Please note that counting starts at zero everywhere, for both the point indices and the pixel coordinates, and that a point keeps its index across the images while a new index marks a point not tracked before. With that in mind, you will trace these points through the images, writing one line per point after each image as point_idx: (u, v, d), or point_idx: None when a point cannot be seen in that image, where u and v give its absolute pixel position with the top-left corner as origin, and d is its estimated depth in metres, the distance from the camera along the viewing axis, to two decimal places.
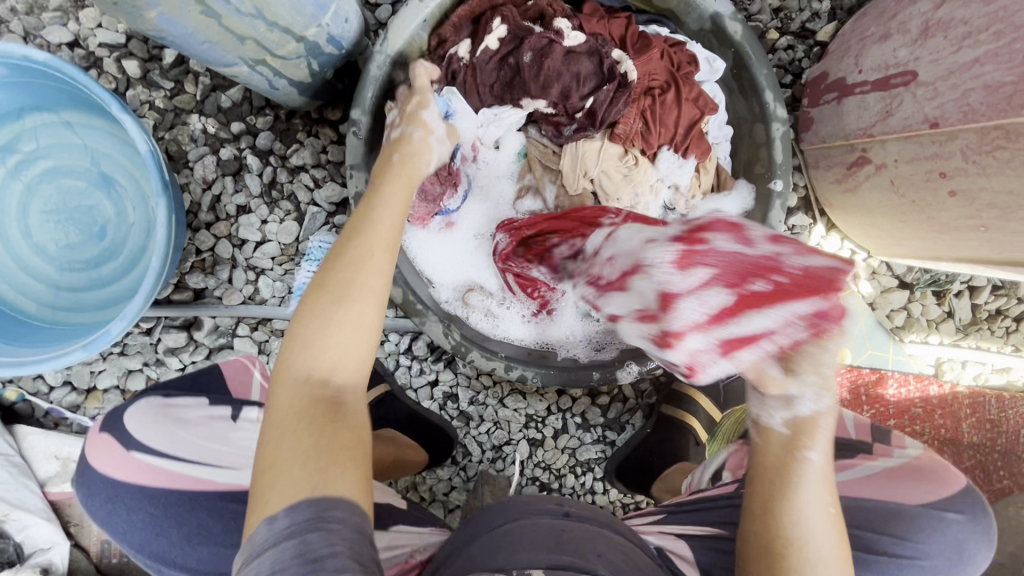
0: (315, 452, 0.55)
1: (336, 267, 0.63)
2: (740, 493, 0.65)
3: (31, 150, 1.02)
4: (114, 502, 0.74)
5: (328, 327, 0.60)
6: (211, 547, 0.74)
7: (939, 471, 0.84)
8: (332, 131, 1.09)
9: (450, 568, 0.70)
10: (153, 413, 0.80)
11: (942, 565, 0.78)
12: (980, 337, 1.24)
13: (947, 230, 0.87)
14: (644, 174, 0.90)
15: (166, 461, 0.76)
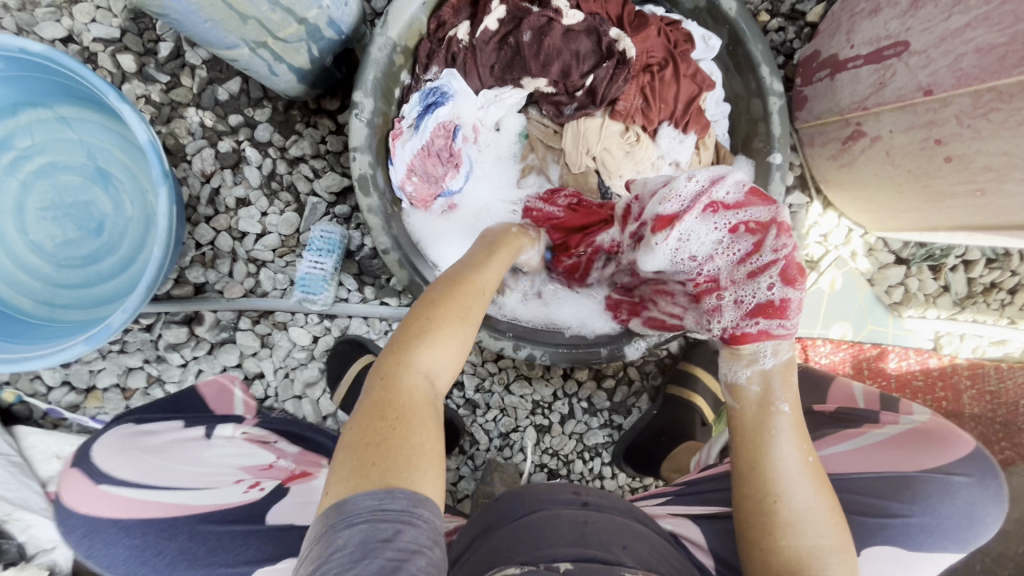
0: (394, 444, 0.51)
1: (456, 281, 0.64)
2: (754, 484, 0.67)
3: (25, 147, 1.01)
4: (88, 540, 0.64)
5: (446, 342, 0.58)
6: (206, 569, 0.64)
7: (946, 434, 0.77)
8: (330, 121, 1.09)
9: (471, 561, 0.70)
10: (119, 442, 0.74)
11: (949, 530, 0.71)
12: (976, 310, 1.26)
13: (944, 197, 0.89)
14: (645, 151, 0.91)
15: (138, 491, 0.68)
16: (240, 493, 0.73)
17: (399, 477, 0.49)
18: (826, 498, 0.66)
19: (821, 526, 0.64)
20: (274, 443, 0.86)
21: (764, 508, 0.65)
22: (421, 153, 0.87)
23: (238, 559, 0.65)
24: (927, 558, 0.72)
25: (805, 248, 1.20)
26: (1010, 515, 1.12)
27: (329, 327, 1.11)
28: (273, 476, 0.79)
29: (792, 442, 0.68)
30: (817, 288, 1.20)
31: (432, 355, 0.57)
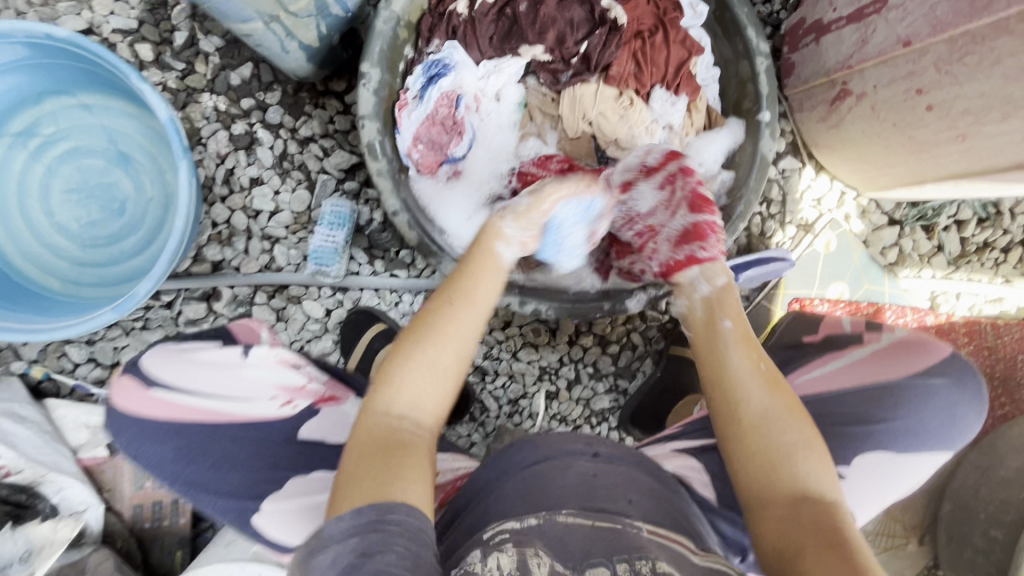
0: (381, 467, 0.60)
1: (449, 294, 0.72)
2: (721, 398, 0.73)
3: (51, 133, 1.07)
4: (139, 439, 0.76)
5: (427, 352, 0.68)
6: (239, 472, 0.75)
7: (920, 344, 0.89)
8: (338, 102, 1.14)
9: (482, 506, 0.73)
10: (169, 355, 0.81)
11: (935, 429, 0.83)
12: (970, 269, 1.29)
13: (928, 148, 0.93)
14: (639, 114, 0.96)
15: (185, 398, 0.77)
16: (274, 408, 0.79)
17: (384, 492, 0.57)
18: (784, 396, 0.72)
19: (788, 424, 0.69)
20: (303, 367, 0.85)
21: (729, 416, 0.72)
22: (426, 121, 0.93)
23: (270, 468, 0.75)
24: (917, 457, 0.83)
25: (799, 212, 1.23)
26: (1010, 463, 1.14)
27: (341, 300, 1.16)
28: (306, 396, 0.82)
29: (742, 352, 0.76)
30: (813, 250, 1.24)
31: (394, 397, 0.66)
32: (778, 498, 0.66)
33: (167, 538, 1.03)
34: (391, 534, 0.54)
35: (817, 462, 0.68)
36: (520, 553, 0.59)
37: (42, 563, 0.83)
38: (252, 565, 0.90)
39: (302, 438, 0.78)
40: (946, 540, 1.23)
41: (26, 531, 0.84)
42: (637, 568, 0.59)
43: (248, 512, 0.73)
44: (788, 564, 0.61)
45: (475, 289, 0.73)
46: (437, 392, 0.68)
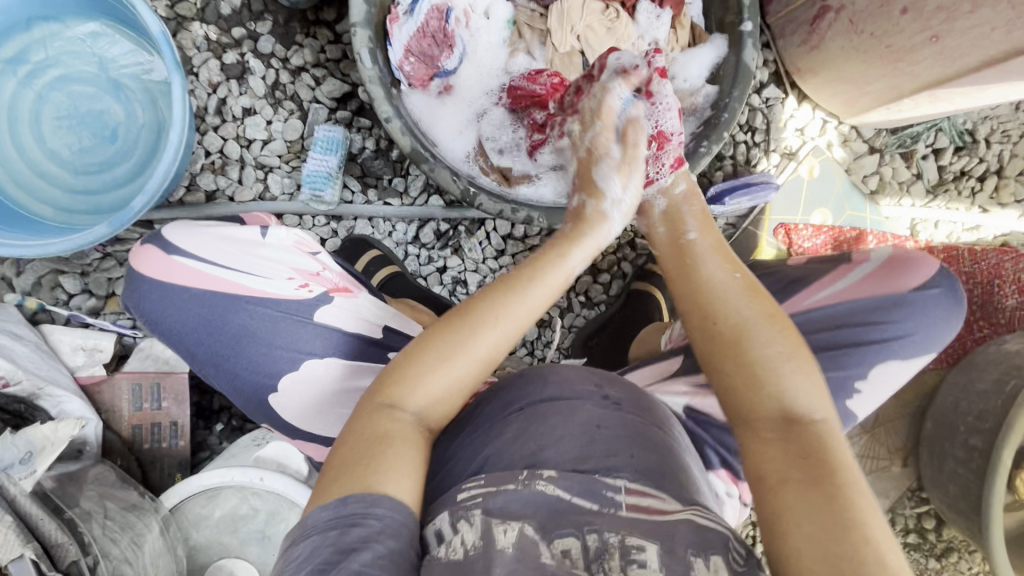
0: (374, 459, 0.60)
1: (474, 304, 0.67)
2: (698, 317, 0.73)
3: (41, 60, 1.07)
4: (164, 305, 0.76)
5: (465, 346, 0.65)
6: (262, 348, 0.76)
7: (915, 257, 0.91)
8: (329, 31, 1.15)
9: (476, 442, 0.70)
10: (193, 228, 0.79)
11: (933, 328, 0.89)
12: (948, 197, 1.33)
13: (904, 56, 0.96)
14: (625, 28, 0.99)
15: (209, 268, 0.76)
16: (291, 289, 0.77)
17: (371, 485, 0.58)
18: (762, 305, 0.72)
19: (765, 334, 0.69)
20: (319, 254, 0.82)
21: (706, 328, 0.72)
22: (417, 34, 0.93)
23: (290, 349, 0.77)
24: (915, 362, 0.90)
25: (783, 140, 1.26)
26: (988, 376, 1.18)
27: (336, 229, 1.17)
28: (322, 283, 0.80)
29: (716, 263, 0.77)
30: (797, 176, 1.27)
31: (409, 395, 0.64)
32: (766, 418, 0.65)
33: (167, 460, 1.03)
34: (365, 524, 0.55)
35: (809, 385, 0.66)
36: (483, 522, 0.58)
37: (45, 461, 0.81)
38: (253, 470, 0.89)
39: (317, 319, 0.78)
40: (928, 457, 1.26)
41: (26, 434, 0.82)
42: (606, 538, 0.58)
43: (265, 391, 0.78)
44: (768, 479, 0.61)
45: (527, 307, 0.68)
46: (453, 402, 0.66)
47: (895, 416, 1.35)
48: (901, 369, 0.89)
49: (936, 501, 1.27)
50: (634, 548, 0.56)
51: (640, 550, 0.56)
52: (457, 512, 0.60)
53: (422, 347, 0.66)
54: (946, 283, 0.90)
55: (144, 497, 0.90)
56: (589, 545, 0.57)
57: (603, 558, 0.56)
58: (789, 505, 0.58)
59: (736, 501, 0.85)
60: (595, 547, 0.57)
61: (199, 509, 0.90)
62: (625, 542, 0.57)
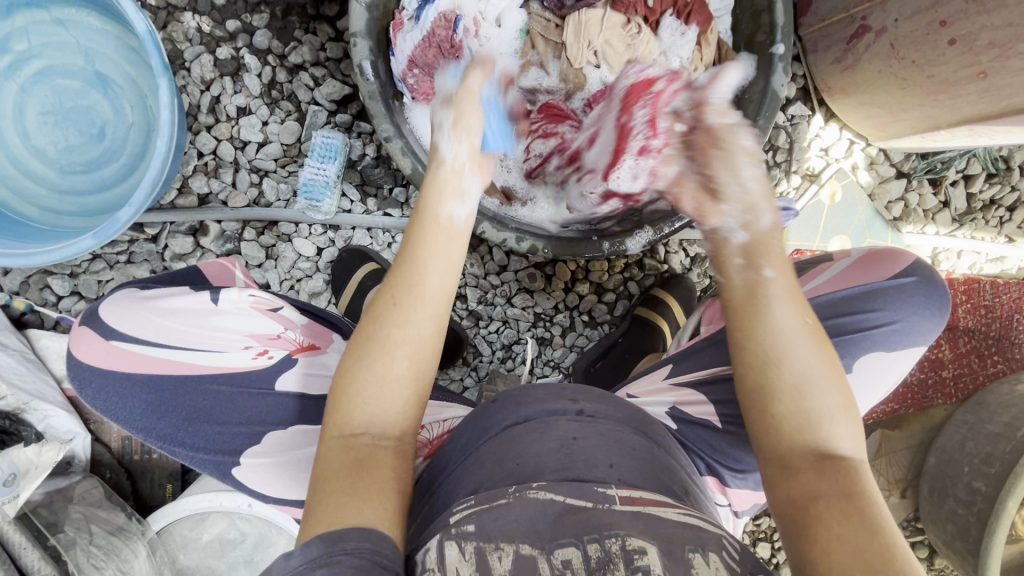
0: (354, 484, 0.54)
1: (368, 337, 0.60)
2: (756, 357, 0.64)
3: (24, 50, 1.00)
4: (105, 393, 0.68)
5: (383, 359, 0.59)
6: (220, 427, 0.69)
7: (885, 251, 0.88)
8: (329, 27, 1.07)
9: (461, 468, 0.68)
10: (129, 304, 0.71)
11: (917, 322, 0.83)
12: (974, 227, 1.27)
13: (946, 87, 0.89)
14: (647, 44, 0.92)
15: (152, 350, 0.69)
16: (248, 359, 0.71)
17: (334, 521, 0.50)
18: (829, 354, 0.63)
19: (826, 383, 0.62)
20: (281, 311, 0.76)
21: (763, 370, 0.63)
22: (422, 44, 0.87)
23: (253, 422, 0.70)
24: (902, 356, 0.83)
25: (806, 161, 1.19)
26: (998, 419, 1.13)
27: (333, 239, 1.13)
28: (283, 345, 0.74)
29: (788, 304, 0.65)
30: (818, 201, 1.21)
31: (355, 411, 0.58)
32: (802, 454, 0.61)
33: (157, 472, 1.02)
34: (339, 563, 0.47)
35: (853, 427, 0.62)
36: (478, 551, 0.54)
37: (29, 485, 0.79)
38: (241, 496, 0.87)
39: (279, 391, 0.71)
40: (927, 493, 1.24)
41: (9, 454, 0.80)
42: (607, 547, 0.54)
43: (226, 467, 0.70)
44: (804, 511, 0.57)
45: (431, 279, 0.61)
46: (400, 398, 0.59)
47: (897, 448, 1.33)
48: (886, 362, 0.83)
49: (930, 536, 1.26)
50: (635, 553, 0.53)
51: (641, 555, 0.53)
52: (449, 532, 0.56)
53: (342, 386, 0.58)
54: (922, 271, 0.85)
55: (131, 519, 0.89)
56: (590, 554, 0.53)
57: (607, 568, 0.52)
58: (823, 538, 0.54)
59: (726, 508, 0.84)
60: (597, 557, 0.53)
61: (187, 532, 0.89)
62: (627, 548, 0.54)
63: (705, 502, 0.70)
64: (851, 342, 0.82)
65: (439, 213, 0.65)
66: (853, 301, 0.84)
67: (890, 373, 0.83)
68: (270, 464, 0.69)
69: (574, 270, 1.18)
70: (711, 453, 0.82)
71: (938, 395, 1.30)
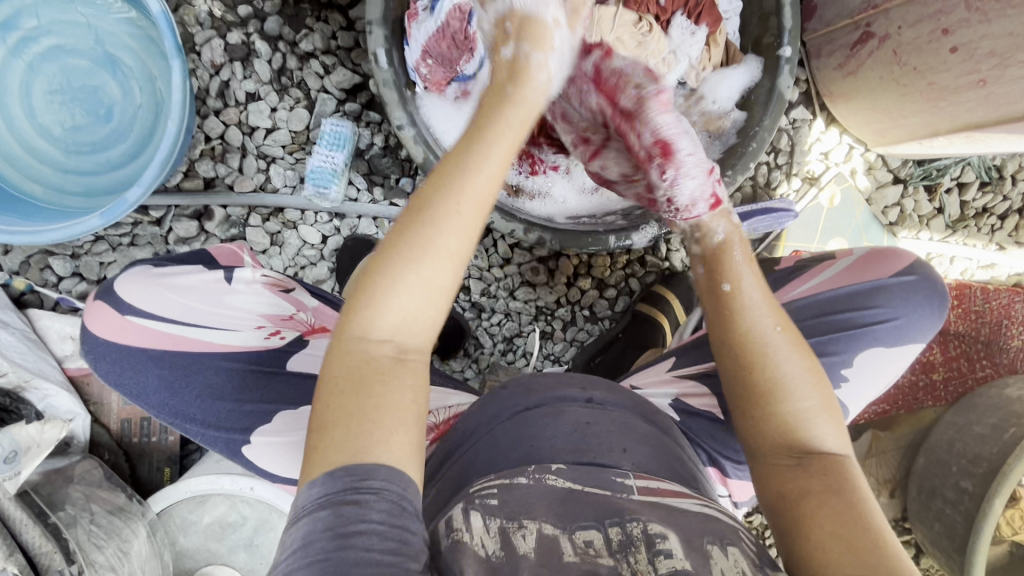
0: (361, 411, 0.51)
1: (404, 231, 0.54)
2: (736, 363, 0.66)
3: (32, 28, 1.00)
4: (119, 367, 0.68)
5: (420, 250, 0.53)
6: (232, 404, 0.70)
7: (886, 249, 0.90)
8: (341, 16, 1.07)
9: (472, 449, 0.69)
10: (147, 280, 0.71)
11: (917, 320, 0.85)
12: (967, 234, 1.30)
13: (946, 95, 0.92)
14: (658, 41, 0.90)
15: (169, 327, 0.70)
16: (262, 339, 0.73)
17: (360, 453, 0.50)
18: (809, 361, 0.65)
19: (808, 390, 0.63)
20: (292, 292, 0.78)
21: (747, 375, 0.65)
22: (437, 34, 0.88)
23: (264, 401, 0.71)
24: (901, 352, 0.85)
25: (806, 165, 1.22)
26: (987, 421, 1.16)
27: (338, 227, 1.13)
28: (295, 326, 0.76)
29: (767, 314, 0.67)
30: (816, 204, 1.23)
31: (374, 317, 0.53)
32: (784, 450, 0.63)
33: (156, 455, 1.02)
34: (367, 505, 0.48)
35: (836, 425, 0.64)
36: (503, 531, 0.55)
37: (30, 463, 0.79)
38: (245, 479, 0.87)
39: (291, 369, 0.73)
40: (916, 493, 1.26)
41: (10, 431, 0.79)
42: (629, 531, 0.55)
43: (236, 444, 0.70)
44: (793, 502, 0.60)
45: (484, 180, 0.56)
46: (429, 313, 0.55)
47: (887, 448, 1.35)
48: (886, 357, 0.85)
49: (917, 535, 1.28)
50: (658, 537, 0.55)
51: (663, 540, 0.54)
52: (473, 502, 0.58)
53: (366, 287, 0.53)
54: (923, 271, 0.87)
55: (132, 500, 0.89)
56: (612, 536, 0.55)
57: (629, 551, 0.54)
58: (814, 529, 0.57)
59: (727, 498, 0.86)
60: (619, 539, 0.55)
61: (187, 514, 0.89)
62: (649, 531, 0.55)
63: (710, 490, 0.72)
64: (852, 337, 0.84)
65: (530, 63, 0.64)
66: (854, 300, 0.87)
67: (891, 367, 0.85)
68: (278, 444, 0.70)
69: (577, 265, 1.20)
70: (713, 444, 0.83)
71: (929, 398, 1.33)
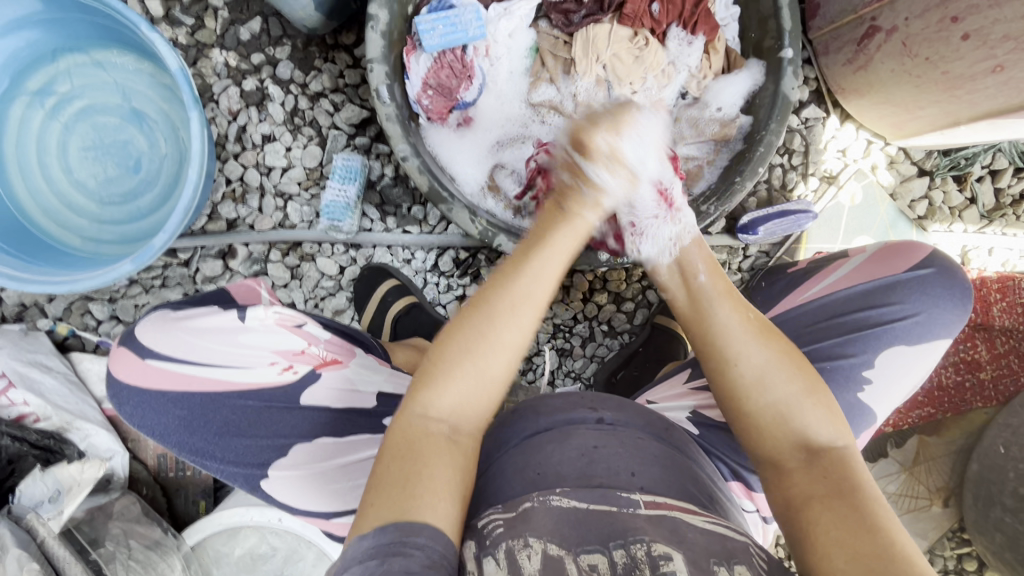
0: (410, 475, 0.56)
1: (461, 327, 0.62)
2: (716, 362, 0.69)
3: (67, 91, 1.08)
4: (142, 408, 0.71)
5: (478, 359, 0.61)
6: (249, 440, 0.72)
7: (901, 243, 0.87)
8: (347, 55, 1.12)
9: (481, 481, 0.68)
10: (164, 323, 0.73)
11: (940, 315, 0.81)
12: (1005, 224, 1.23)
13: (962, 82, 0.89)
14: (655, 55, 0.94)
15: (185, 368, 0.71)
16: (274, 374, 0.74)
17: (406, 512, 0.53)
18: (777, 348, 0.68)
19: (786, 377, 0.66)
20: (305, 327, 0.79)
21: (723, 371, 0.68)
22: (435, 66, 0.92)
23: (281, 437, 0.73)
24: (925, 349, 0.81)
25: (823, 163, 1.18)
26: None
27: (354, 257, 1.16)
28: (307, 360, 0.77)
29: (728, 306, 0.72)
30: (837, 203, 1.19)
31: (435, 396, 0.61)
32: (788, 449, 0.65)
33: (191, 488, 1.05)
34: (410, 557, 0.50)
35: (823, 412, 0.65)
36: (507, 552, 0.54)
37: (73, 501, 0.84)
38: (272, 511, 0.88)
39: (304, 403, 0.75)
40: (971, 502, 1.17)
41: (54, 473, 0.85)
42: (633, 552, 0.54)
43: (255, 479, 0.72)
44: (799, 509, 0.61)
45: (539, 286, 0.64)
46: (480, 401, 0.62)
47: (936, 454, 1.26)
48: (912, 355, 0.81)
49: (978, 547, 1.19)
50: (662, 559, 0.53)
51: (667, 561, 0.53)
52: (484, 543, 0.56)
53: (427, 369, 0.61)
54: (942, 262, 0.84)
55: (167, 534, 0.93)
56: (617, 560, 0.53)
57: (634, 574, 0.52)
58: (818, 534, 0.57)
59: (755, 515, 0.81)
60: (624, 562, 0.53)
61: (220, 546, 0.92)
62: (653, 553, 0.54)
63: (734, 512, 0.70)
64: (872, 336, 0.81)
65: (580, 223, 0.68)
66: (870, 296, 0.84)
67: (921, 364, 0.81)
68: (296, 475, 0.73)
69: (592, 281, 1.19)
70: (735, 457, 0.80)
71: (978, 398, 1.25)
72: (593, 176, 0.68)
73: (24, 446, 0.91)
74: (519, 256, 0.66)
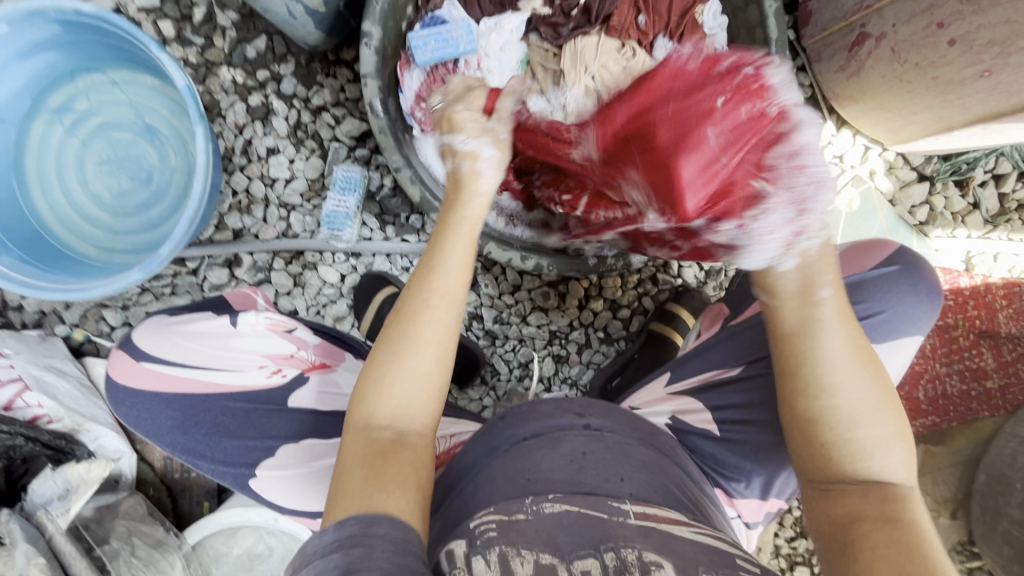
0: (374, 473, 0.58)
1: (385, 333, 0.65)
2: (800, 377, 0.65)
3: (84, 108, 1.14)
4: (137, 408, 0.76)
5: (402, 360, 0.63)
6: (238, 441, 0.75)
7: (867, 242, 0.87)
8: (348, 70, 1.16)
9: (472, 485, 0.69)
10: (159, 328, 0.78)
11: (907, 312, 0.80)
12: (1010, 228, 1.20)
13: (954, 88, 0.88)
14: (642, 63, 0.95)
15: (176, 369, 0.76)
16: (263, 377, 0.78)
17: (368, 505, 0.55)
18: (875, 376, 0.65)
19: (869, 406, 0.63)
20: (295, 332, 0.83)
21: (805, 388, 0.65)
22: (427, 80, 0.96)
23: (274, 439, 0.76)
24: (893, 347, 0.80)
25: None
26: None
27: (355, 265, 1.19)
28: (296, 364, 0.80)
29: (841, 328, 0.65)
30: (834, 209, 1.19)
31: (374, 406, 0.62)
32: (845, 472, 0.64)
33: (195, 489, 1.09)
34: (372, 548, 0.51)
35: (894, 447, 0.64)
36: (501, 555, 0.54)
37: (80, 499, 0.87)
38: (268, 512, 0.93)
39: (292, 405, 0.78)
40: (978, 514, 1.14)
41: (65, 472, 0.87)
42: (623, 555, 0.55)
43: (243, 478, 0.75)
44: (845, 530, 0.60)
45: (449, 278, 0.66)
46: (421, 398, 0.64)
47: (943, 465, 1.23)
48: (878, 355, 0.80)
49: (987, 561, 1.15)
50: (653, 565, 0.53)
51: (658, 566, 0.53)
52: (475, 542, 0.56)
53: (362, 382, 0.64)
54: (907, 259, 0.83)
55: (170, 532, 0.96)
56: (608, 563, 0.54)
57: None
58: (862, 556, 0.57)
59: (738, 520, 0.82)
60: (613, 565, 0.54)
61: (219, 546, 0.97)
62: (643, 558, 0.54)
63: (721, 519, 0.70)
64: None
65: (470, 220, 0.72)
66: None
67: (889, 364, 0.81)
68: (287, 474, 0.75)
69: (587, 287, 1.20)
70: (720, 462, 0.80)
71: (985, 407, 1.22)
72: (462, 148, 0.77)
73: (36, 446, 0.94)
74: (427, 255, 0.68)
